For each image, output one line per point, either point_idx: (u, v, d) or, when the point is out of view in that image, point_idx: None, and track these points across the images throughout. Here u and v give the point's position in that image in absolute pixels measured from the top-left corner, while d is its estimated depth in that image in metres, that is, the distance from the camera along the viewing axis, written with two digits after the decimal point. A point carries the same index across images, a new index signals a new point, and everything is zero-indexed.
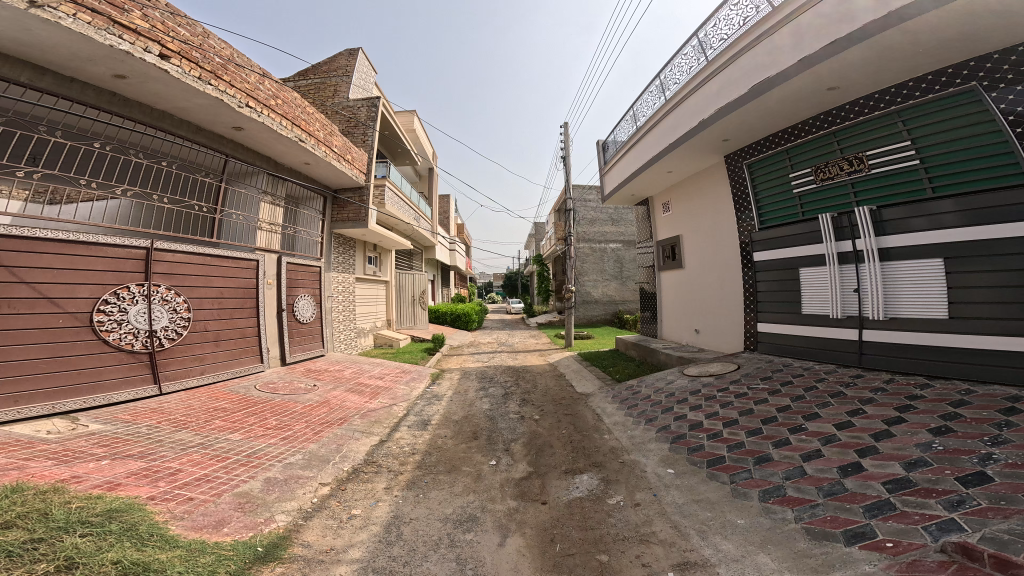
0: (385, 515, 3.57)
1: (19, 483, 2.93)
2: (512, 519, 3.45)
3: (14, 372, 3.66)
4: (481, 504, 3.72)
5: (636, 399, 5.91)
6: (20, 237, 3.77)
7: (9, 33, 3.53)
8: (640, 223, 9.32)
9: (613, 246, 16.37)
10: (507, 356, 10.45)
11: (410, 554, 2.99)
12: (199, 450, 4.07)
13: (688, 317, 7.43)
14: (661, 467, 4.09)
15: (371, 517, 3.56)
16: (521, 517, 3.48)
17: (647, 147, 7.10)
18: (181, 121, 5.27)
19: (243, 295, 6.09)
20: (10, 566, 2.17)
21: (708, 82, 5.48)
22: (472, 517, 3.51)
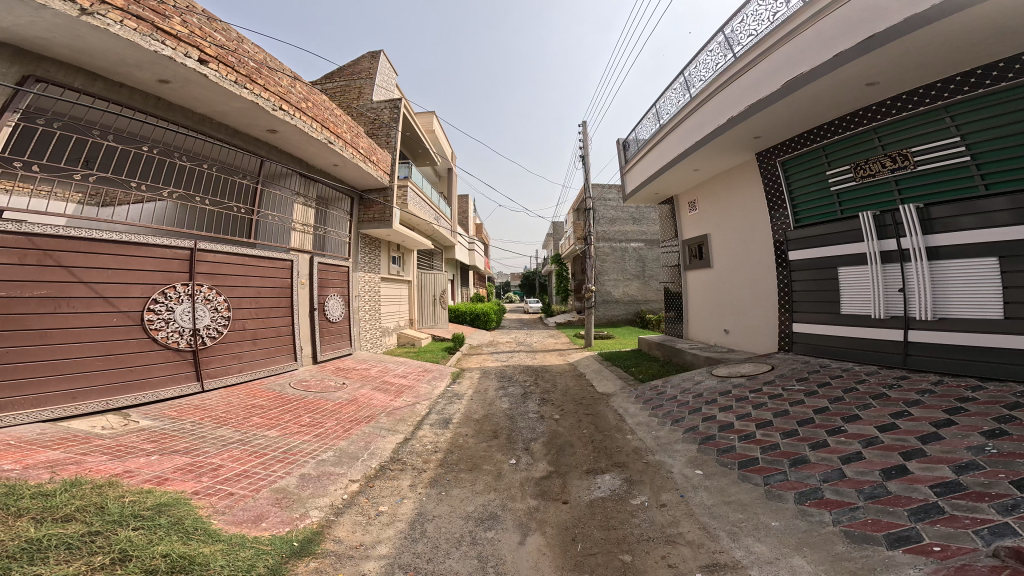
0: (410, 513, 3.63)
1: (76, 477, 3.05)
2: (533, 518, 3.48)
3: (72, 369, 3.80)
4: (502, 503, 3.76)
5: (662, 399, 5.89)
6: (77, 238, 3.90)
7: (60, 40, 3.66)
8: (664, 223, 9.28)
9: (634, 245, 16.29)
10: (526, 356, 10.49)
11: (433, 551, 3.03)
12: (239, 446, 4.18)
13: (716, 317, 7.37)
14: (689, 468, 4.08)
15: (397, 513, 3.62)
16: (542, 516, 3.51)
17: (670, 146, 7.06)
18: (219, 125, 5.38)
19: (278, 294, 6.21)
20: (70, 558, 2.28)
21: (736, 79, 5.43)
22: (493, 515, 3.55)
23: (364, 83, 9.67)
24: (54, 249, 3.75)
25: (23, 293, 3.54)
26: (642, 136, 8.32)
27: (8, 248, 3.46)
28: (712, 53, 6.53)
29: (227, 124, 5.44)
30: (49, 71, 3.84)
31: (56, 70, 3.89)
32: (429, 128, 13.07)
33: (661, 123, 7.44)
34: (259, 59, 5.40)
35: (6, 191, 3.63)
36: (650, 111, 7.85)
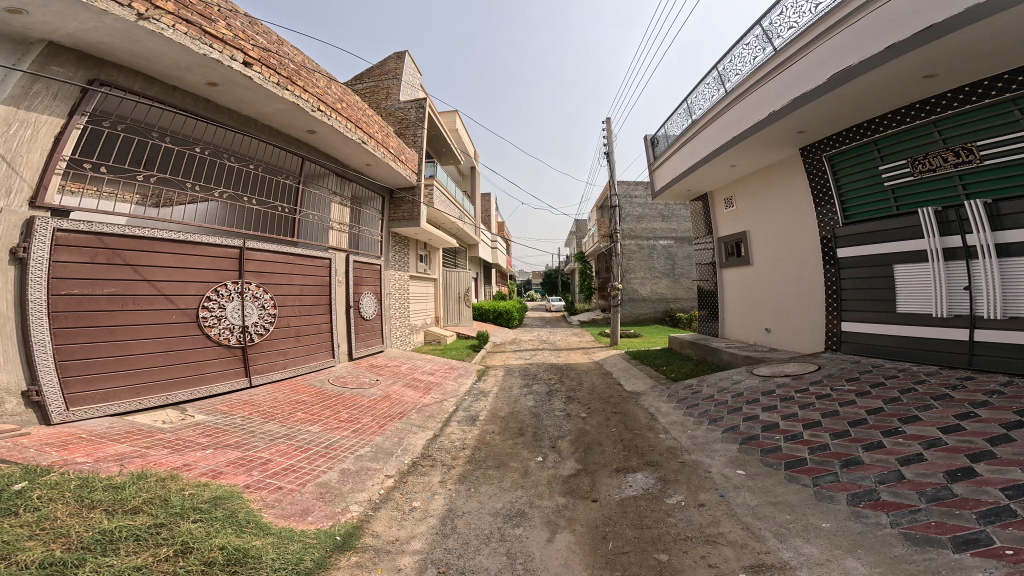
0: (441, 508, 3.64)
1: (142, 470, 3.14)
2: (561, 515, 3.47)
3: (136, 365, 3.91)
4: (529, 500, 3.76)
5: (697, 398, 5.80)
6: (142, 237, 4.02)
7: (119, 45, 3.76)
8: (697, 220, 9.17)
9: (663, 242, 16.12)
10: (551, 353, 10.49)
11: (464, 547, 3.05)
12: (286, 440, 4.25)
13: (756, 315, 7.26)
14: (729, 468, 4.03)
15: (429, 509, 3.64)
16: (570, 514, 3.50)
17: (704, 142, 6.94)
18: (263, 126, 5.48)
19: (319, 291, 6.32)
20: (138, 549, 2.36)
21: (777, 73, 5.30)
22: (520, 512, 3.55)
23: (391, 83, 9.76)
24: (122, 249, 3.87)
25: (95, 290, 3.66)
26: (672, 132, 8.19)
27: (81, 247, 3.57)
28: (748, 46, 6.39)
29: (269, 125, 5.54)
30: (111, 75, 3.97)
31: (118, 74, 4.01)
32: (451, 128, 13.26)
33: (693, 118, 7.30)
34: (298, 61, 5.47)
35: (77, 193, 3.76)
36: (681, 107, 7.71)
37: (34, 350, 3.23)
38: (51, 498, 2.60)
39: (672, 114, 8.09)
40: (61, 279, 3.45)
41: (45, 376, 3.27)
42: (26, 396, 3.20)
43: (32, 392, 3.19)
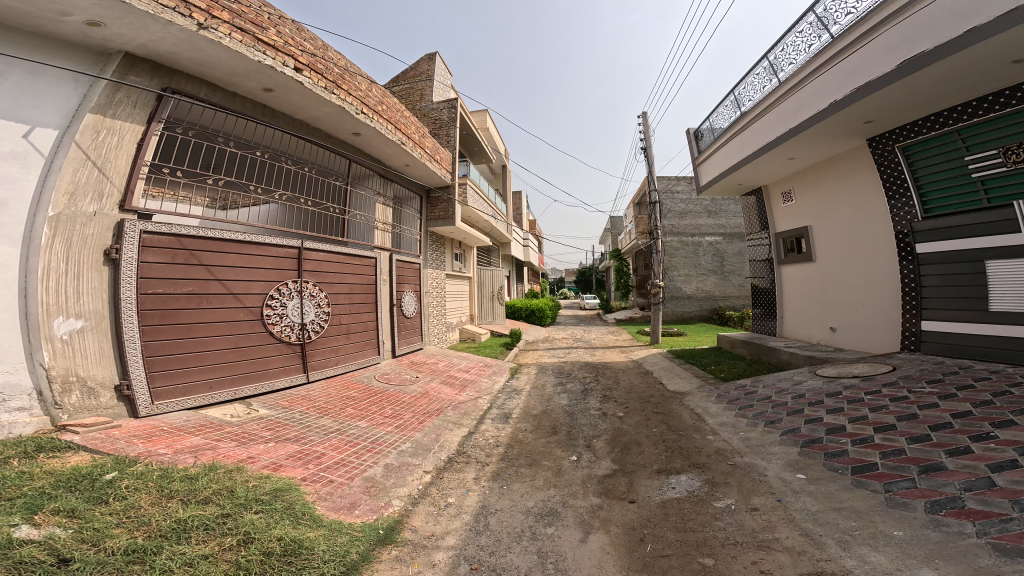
0: (475, 505, 3.60)
1: (214, 461, 3.23)
2: (596, 516, 3.36)
3: (210, 361, 4.10)
4: (562, 500, 3.66)
5: (750, 399, 5.57)
6: (212, 238, 4.19)
7: (184, 54, 3.89)
8: (750, 215, 8.89)
9: (709, 238, 15.66)
10: (585, 352, 10.36)
11: (495, 544, 3.00)
12: (338, 435, 4.34)
13: (819, 314, 6.97)
14: (789, 472, 3.79)
15: (464, 505, 3.61)
16: (606, 514, 3.39)
17: (756, 135, 6.66)
18: (315, 130, 5.63)
19: (367, 290, 6.46)
20: (207, 538, 2.43)
21: (838, 61, 5.00)
22: (553, 512, 3.46)
23: (425, 84, 9.85)
24: (197, 249, 4.07)
25: (174, 289, 3.86)
26: (719, 124, 7.91)
27: (162, 247, 3.80)
28: (802, 33, 6.09)
29: (319, 129, 5.68)
30: (182, 84, 4.15)
31: (186, 81, 4.17)
32: (482, 127, 13.28)
33: (742, 110, 7.02)
34: (341, 65, 5.55)
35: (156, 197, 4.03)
36: (727, 98, 7.43)
37: (126, 347, 3.48)
38: (137, 487, 2.72)
39: (718, 106, 7.81)
40: (147, 279, 3.68)
41: (134, 371, 3.51)
42: (118, 390, 3.46)
43: (123, 386, 3.45)
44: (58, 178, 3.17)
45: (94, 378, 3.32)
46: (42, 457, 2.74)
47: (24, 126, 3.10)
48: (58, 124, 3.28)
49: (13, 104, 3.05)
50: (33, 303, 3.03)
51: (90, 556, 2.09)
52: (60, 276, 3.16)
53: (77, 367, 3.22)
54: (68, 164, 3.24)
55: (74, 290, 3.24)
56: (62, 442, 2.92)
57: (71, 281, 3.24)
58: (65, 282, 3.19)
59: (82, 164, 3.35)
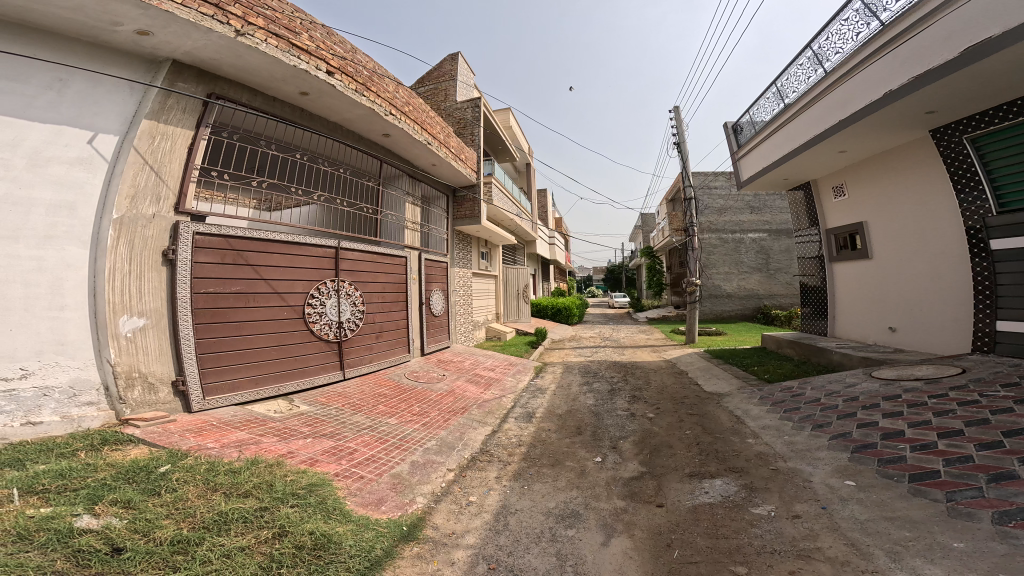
0: (496, 504, 3.49)
1: (256, 456, 3.29)
2: (619, 519, 3.18)
3: (256, 357, 4.24)
4: (584, 501, 3.50)
5: (796, 402, 5.32)
6: (256, 239, 4.31)
7: (225, 60, 3.99)
8: (797, 209, 8.56)
9: (753, 235, 15.21)
10: (613, 351, 10.17)
11: (514, 544, 2.89)
12: (370, 432, 4.37)
13: (877, 312, 6.67)
14: (836, 478, 3.49)
15: (485, 504, 3.50)
16: (630, 518, 3.20)
17: (802, 128, 6.40)
18: (348, 132, 5.72)
19: (398, 289, 6.54)
20: (244, 531, 2.46)
21: (892, 48, 4.74)
22: (575, 513, 3.31)
23: (449, 84, 9.87)
24: (244, 249, 4.21)
25: (223, 289, 4.01)
26: (761, 117, 7.64)
27: (213, 248, 3.96)
28: (849, 20, 5.80)
29: (352, 131, 5.76)
30: (226, 90, 4.27)
31: (230, 88, 4.29)
32: (505, 125, 13.24)
33: (786, 102, 6.77)
34: (369, 68, 5.58)
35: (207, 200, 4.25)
36: (769, 90, 7.17)
37: (181, 344, 3.67)
38: (186, 480, 2.80)
39: (759, 98, 7.55)
40: (201, 279, 3.86)
41: (188, 368, 3.71)
42: (174, 386, 3.66)
43: (179, 382, 3.65)
44: (120, 183, 3.40)
45: (154, 374, 3.53)
46: (106, 450, 2.91)
47: (89, 133, 3.35)
48: (117, 130, 3.51)
49: (77, 112, 3.30)
50: (101, 301, 3.28)
51: (141, 546, 2.16)
52: (125, 275, 3.40)
53: (139, 364, 3.45)
54: (129, 169, 3.48)
55: (137, 289, 3.47)
56: (125, 435, 3.13)
57: (134, 281, 3.46)
58: (129, 280, 3.44)
59: (141, 168, 3.57)
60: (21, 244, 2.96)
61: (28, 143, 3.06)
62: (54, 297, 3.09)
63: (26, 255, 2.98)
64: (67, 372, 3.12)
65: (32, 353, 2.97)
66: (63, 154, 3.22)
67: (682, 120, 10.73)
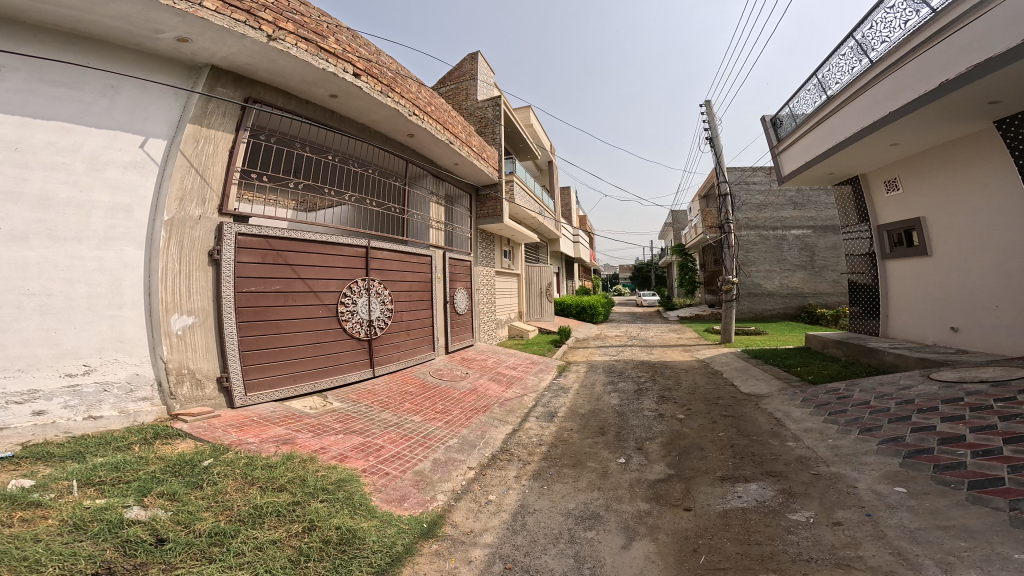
0: (513, 504, 3.47)
1: (292, 451, 3.34)
2: (642, 522, 3.12)
3: (294, 354, 4.35)
4: (605, 503, 3.44)
5: (842, 405, 5.12)
6: (293, 239, 4.42)
7: (260, 65, 4.08)
8: (845, 205, 8.28)
9: (796, 232, 14.79)
10: (639, 351, 10.04)
11: (531, 544, 2.87)
12: (397, 429, 4.40)
13: (936, 312, 6.38)
14: (884, 485, 3.35)
15: (503, 503, 3.48)
16: (654, 521, 3.14)
17: (847, 121, 6.18)
18: (374, 133, 5.79)
19: (424, 288, 6.61)
20: (276, 524, 2.51)
21: (946, 36, 4.53)
22: (595, 515, 3.27)
23: (470, 83, 9.89)
24: (283, 249, 4.32)
25: (265, 288, 4.13)
26: (802, 109, 7.41)
27: (255, 248, 4.08)
28: (895, 7, 5.55)
29: (378, 132, 5.82)
30: (262, 94, 4.38)
31: (266, 92, 4.40)
32: (527, 123, 13.20)
33: (828, 94, 6.55)
34: (393, 70, 5.63)
35: (249, 201, 4.39)
36: (811, 81, 6.94)
37: (226, 342, 3.80)
38: (226, 473, 2.87)
39: (800, 90, 7.32)
40: (244, 278, 3.98)
41: (232, 365, 3.81)
42: (219, 382, 3.79)
43: (223, 378, 3.77)
44: (170, 187, 3.55)
45: (201, 371, 3.67)
46: (157, 444, 3.03)
47: (140, 138, 3.51)
48: (165, 134, 3.66)
49: (129, 118, 3.46)
50: (155, 300, 3.45)
51: (181, 537, 2.22)
52: (175, 274, 3.55)
53: (188, 360, 3.59)
54: (176, 172, 3.63)
55: (186, 287, 3.61)
56: (174, 430, 3.26)
57: (184, 279, 3.61)
58: (179, 279, 3.58)
59: (188, 171, 3.71)
60: (84, 245, 3.15)
61: (87, 149, 3.23)
62: (114, 296, 3.28)
63: (89, 256, 3.18)
64: (125, 368, 3.30)
65: (95, 349, 3.17)
66: (118, 158, 3.39)
67: (715, 115, 10.51)
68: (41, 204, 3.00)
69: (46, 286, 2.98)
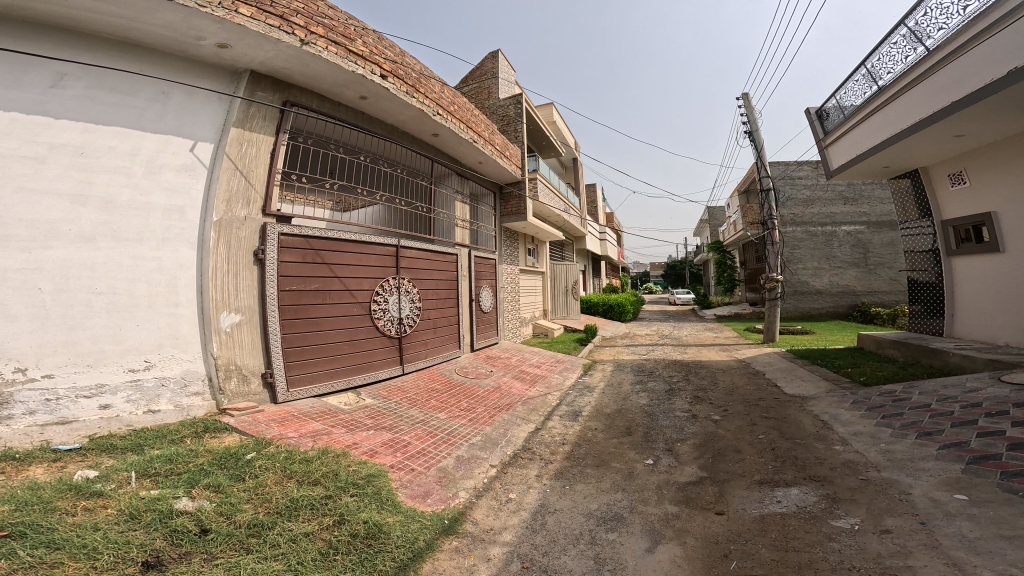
0: (534, 503, 3.43)
1: (327, 446, 3.38)
2: (668, 526, 3.03)
3: (332, 351, 4.43)
4: (629, 505, 3.37)
5: (899, 408, 4.87)
6: (331, 239, 4.51)
7: (295, 69, 4.14)
8: (902, 200, 7.91)
9: (847, 228, 14.24)
10: (671, 350, 9.84)
11: (550, 544, 2.82)
12: (423, 426, 4.41)
13: (1009, 311, 6.01)
14: (943, 492, 3.16)
15: (523, 502, 3.44)
16: (681, 525, 3.04)
17: (903, 112, 5.87)
18: (402, 134, 5.83)
19: (451, 286, 6.64)
20: (308, 517, 2.52)
21: (1013, 22, 4.27)
22: (618, 516, 3.20)
23: (490, 82, 9.87)
24: (322, 249, 4.41)
25: (305, 286, 4.22)
26: (851, 101, 7.10)
27: (295, 248, 4.17)
28: None
29: (405, 132, 5.86)
30: (298, 96, 4.45)
31: (302, 94, 4.47)
32: (550, 120, 13.09)
33: (879, 85, 6.26)
34: (416, 70, 5.64)
35: (290, 202, 4.49)
36: (859, 72, 6.66)
37: (270, 339, 3.90)
38: (267, 467, 2.92)
39: (848, 80, 7.03)
40: (287, 277, 4.08)
41: (276, 362, 3.91)
42: (264, 378, 3.89)
43: (268, 374, 3.87)
44: (217, 189, 3.67)
45: (247, 367, 3.77)
46: (207, 437, 3.13)
47: (190, 141, 3.65)
48: (212, 138, 3.78)
49: (179, 122, 3.60)
50: (206, 298, 3.58)
51: (223, 528, 2.26)
52: (224, 273, 3.67)
53: (236, 357, 3.71)
54: (223, 174, 3.74)
55: (234, 286, 3.73)
56: (222, 424, 3.37)
57: (232, 278, 3.72)
58: (228, 278, 3.70)
59: (233, 173, 3.83)
60: (144, 246, 3.33)
61: (143, 153, 3.39)
62: (171, 294, 3.43)
63: (149, 256, 3.35)
64: (180, 364, 3.45)
65: (154, 346, 3.34)
66: (171, 161, 3.53)
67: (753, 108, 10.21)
68: (106, 206, 3.17)
69: (112, 285, 3.16)
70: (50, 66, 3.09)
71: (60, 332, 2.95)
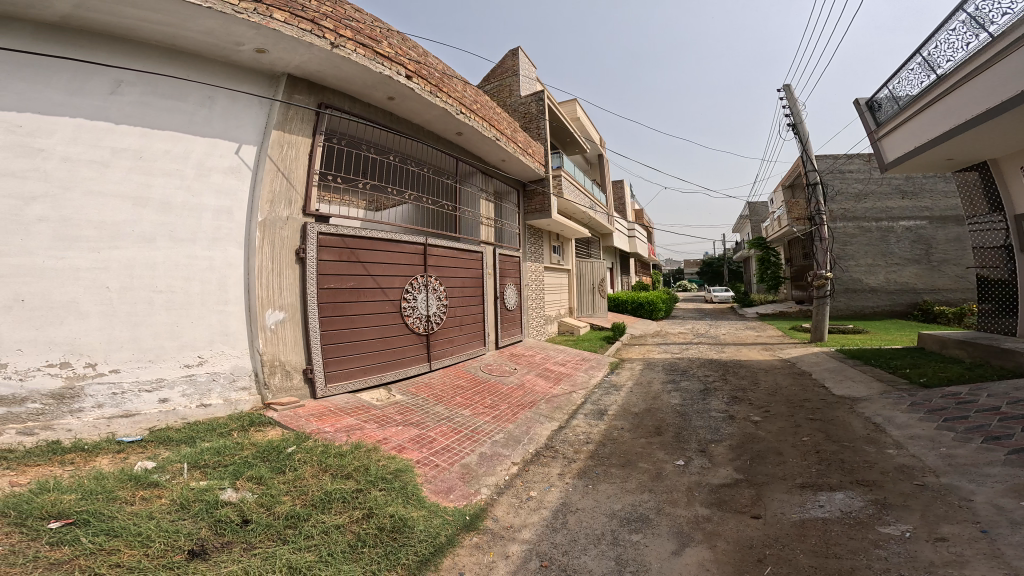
0: (556, 501, 3.35)
1: (360, 441, 3.43)
2: (699, 528, 2.88)
3: (365, 347, 4.53)
4: (656, 506, 3.24)
5: (963, 411, 4.47)
6: (365, 237, 4.63)
7: (328, 72, 4.26)
8: (968, 193, 7.28)
9: (907, 223, 13.31)
10: (706, 350, 9.49)
11: (571, 544, 2.74)
12: (448, 423, 4.41)
13: None
14: (1009, 499, 2.86)
15: (545, 500, 3.37)
16: (712, 528, 2.89)
17: (967, 102, 5.40)
18: (427, 133, 5.91)
19: (477, 284, 6.68)
20: (339, 510, 2.55)
21: None
22: (642, 517, 3.08)
23: (513, 80, 9.83)
24: (358, 248, 4.52)
25: (342, 284, 4.34)
26: (906, 91, 6.60)
27: (333, 248, 4.30)
28: None
29: (430, 132, 5.93)
30: (331, 97, 4.57)
31: (334, 96, 4.59)
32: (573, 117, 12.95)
33: (938, 74, 5.78)
34: (439, 70, 5.68)
35: (327, 202, 4.63)
36: (915, 60, 6.18)
37: (311, 335, 4.04)
38: (305, 460, 2.99)
39: (902, 70, 6.54)
40: (326, 275, 4.21)
41: (316, 358, 4.05)
42: (304, 374, 4.02)
43: (308, 370, 4.00)
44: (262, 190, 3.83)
45: (290, 363, 3.92)
46: (253, 431, 3.28)
47: (235, 144, 3.82)
48: (256, 140, 3.95)
49: (226, 125, 3.77)
50: (253, 297, 3.73)
51: (264, 519, 2.32)
52: (269, 272, 3.82)
53: (280, 353, 3.85)
54: (267, 175, 3.91)
55: (278, 285, 3.88)
56: (266, 418, 3.51)
57: (276, 277, 3.87)
58: (272, 277, 3.85)
59: (275, 174, 3.99)
60: (196, 245, 3.50)
61: (194, 156, 3.58)
62: (221, 292, 3.60)
63: (202, 255, 3.53)
64: (229, 359, 3.60)
65: (207, 342, 3.50)
66: (219, 164, 3.71)
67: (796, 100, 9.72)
68: (163, 207, 3.36)
69: (170, 283, 3.35)
70: (109, 73, 3.29)
71: (125, 327, 3.14)
